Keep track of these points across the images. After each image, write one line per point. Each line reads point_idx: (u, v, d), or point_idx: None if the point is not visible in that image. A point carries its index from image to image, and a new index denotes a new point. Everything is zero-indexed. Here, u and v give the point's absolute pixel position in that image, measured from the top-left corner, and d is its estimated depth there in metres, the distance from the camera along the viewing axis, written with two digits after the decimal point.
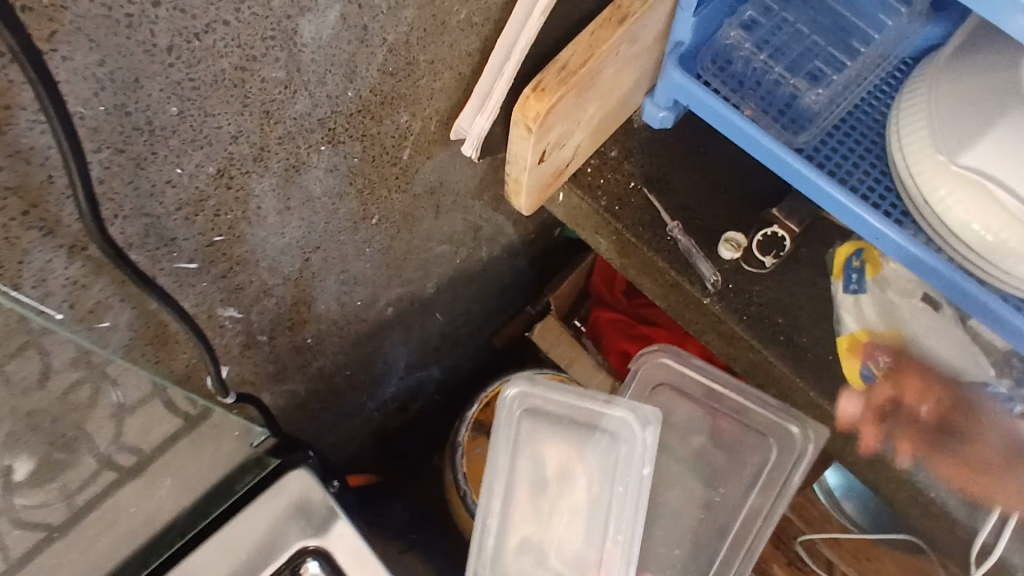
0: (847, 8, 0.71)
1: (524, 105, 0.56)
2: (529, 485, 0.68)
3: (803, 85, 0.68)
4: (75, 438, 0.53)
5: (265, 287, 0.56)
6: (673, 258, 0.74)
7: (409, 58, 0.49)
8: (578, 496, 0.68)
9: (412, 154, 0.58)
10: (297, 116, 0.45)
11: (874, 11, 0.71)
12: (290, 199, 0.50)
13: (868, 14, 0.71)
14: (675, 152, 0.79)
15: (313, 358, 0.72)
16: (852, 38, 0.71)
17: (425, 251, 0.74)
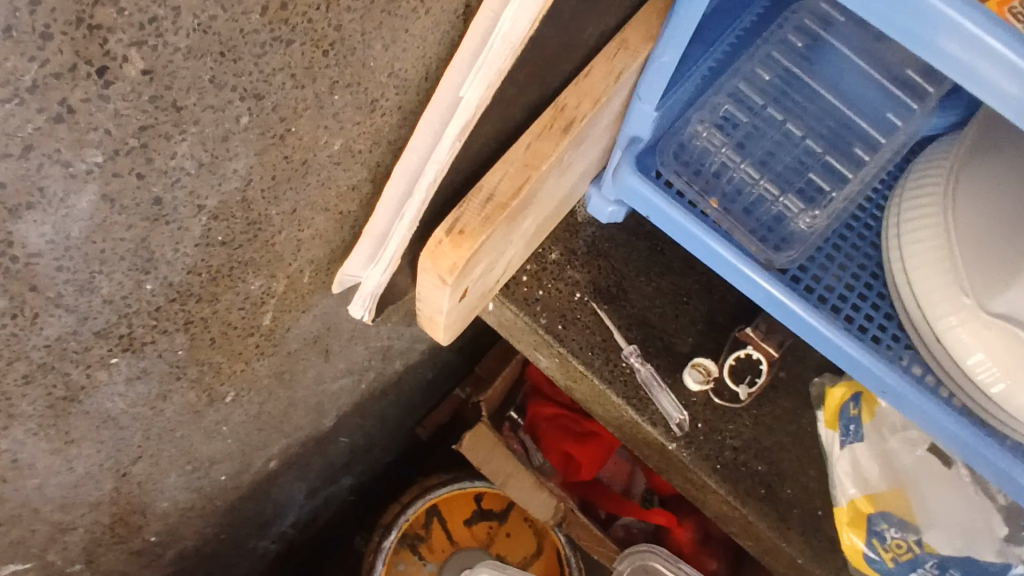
0: (842, 104, 0.60)
1: (435, 252, 0.40)
2: None
3: (795, 205, 0.56)
4: None
5: (58, 524, 0.38)
6: (629, 393, 0.60)
7: (250, 218, 0.32)
8: None
9: (278, 315, 0.41)
10: (49, 342, 0.28)
11: (874, 107, 0.60)
12: (71, 432, 0.33)
13: (868, 111, 0.60)
14: (630, 252, 0.64)
15: (166, 548, 0.54)
16: (851, 140, 0.59)
17: (316, 394, 0.57)
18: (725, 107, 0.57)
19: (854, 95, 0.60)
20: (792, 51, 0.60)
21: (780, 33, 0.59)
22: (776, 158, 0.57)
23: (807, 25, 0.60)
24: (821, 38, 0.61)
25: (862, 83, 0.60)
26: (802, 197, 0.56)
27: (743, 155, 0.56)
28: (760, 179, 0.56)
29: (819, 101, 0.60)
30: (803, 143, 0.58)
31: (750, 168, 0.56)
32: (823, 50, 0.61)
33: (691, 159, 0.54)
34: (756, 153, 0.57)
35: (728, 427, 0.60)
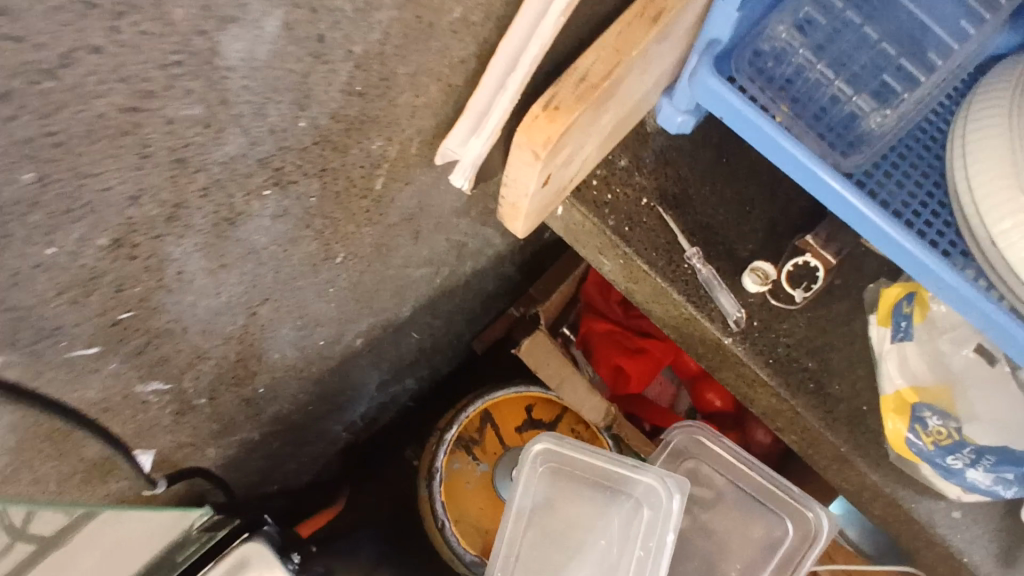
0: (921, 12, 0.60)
1: (531, 127, 0.44)
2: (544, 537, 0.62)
3: (868, 106, 0.58)
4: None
5: (200, 350, 0.44)
6: (690, 291, 0.64)
7: (382, 72, 0.36)
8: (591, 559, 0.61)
9: (387, 182, 0.46)
10: (225, 160, 0.32)
11: (951, 16, 0.60)
12: (225, 255, 0.38)
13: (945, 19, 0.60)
14: (695, 162, 0.67)
15: (267, 406, 0.61)
16: (930, 43, 0.60)
17: (401, 277, 0.63)
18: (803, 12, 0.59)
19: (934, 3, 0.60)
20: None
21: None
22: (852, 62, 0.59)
23: None
24: None
25: None
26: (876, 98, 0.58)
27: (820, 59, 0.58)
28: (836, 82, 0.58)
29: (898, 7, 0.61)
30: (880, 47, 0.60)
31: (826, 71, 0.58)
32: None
33: (762, 64, 0.57)
34: (832, 56, 0.59)
35: (782, 327, 0.63)
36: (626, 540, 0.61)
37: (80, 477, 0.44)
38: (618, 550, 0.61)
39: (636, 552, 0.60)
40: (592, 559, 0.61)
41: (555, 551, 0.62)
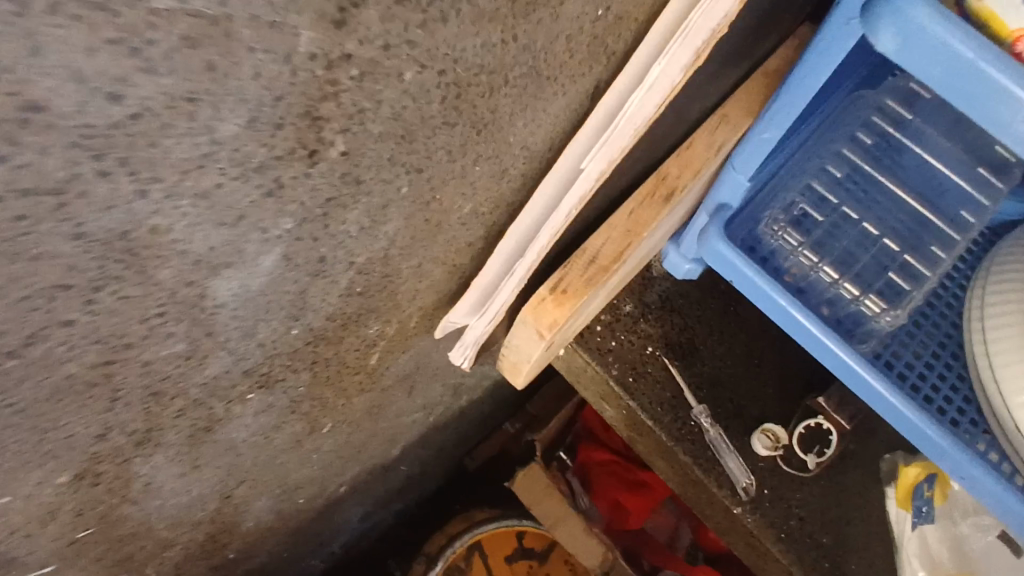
0: (917, 201, 0.56)
1: (537, 307, 0.42)
2: None
3: (876, 305, 0.51)
4: None
5: (166, 540, 0.40)
6: (697, 451, 0.60)
7: (386, 271, 0.34)
8: None
9: (382, 356, 0.44)
10: (207, 380, 0.29)
11: (948, 205, 0.56)
12: (200, 458, 0.35)
13: (943, 209, 0.56)
14: (701, 312, 0.66)
15: (240, 564, 0.56)
16: (952, 203, 0.56)
17: (392, 428, 0.59)
18: (804, 197, 0.53)
19: (930, 194, 0.56)
20: (890, 116, 0.57)
21: (876, 99, 0.56)
22: (855, 257, 0.53)
23: (887, 117, 0.57)
24: (899, 136, 0.57)
25: (935, 180, 0.57)
26: (885, 294, 0.52)
27: (822, 253, 0.52)
28: (840, 279, 0.52)
29: (913, 166, 0.57)
30: (880, 242, 0.54)
31: (829, 267, 0.52)
32: (915, 108, 0.57)
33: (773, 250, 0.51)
34: (849, 237, 0.53)
35: (795, 494, 0.59)
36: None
37: None
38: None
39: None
40: None
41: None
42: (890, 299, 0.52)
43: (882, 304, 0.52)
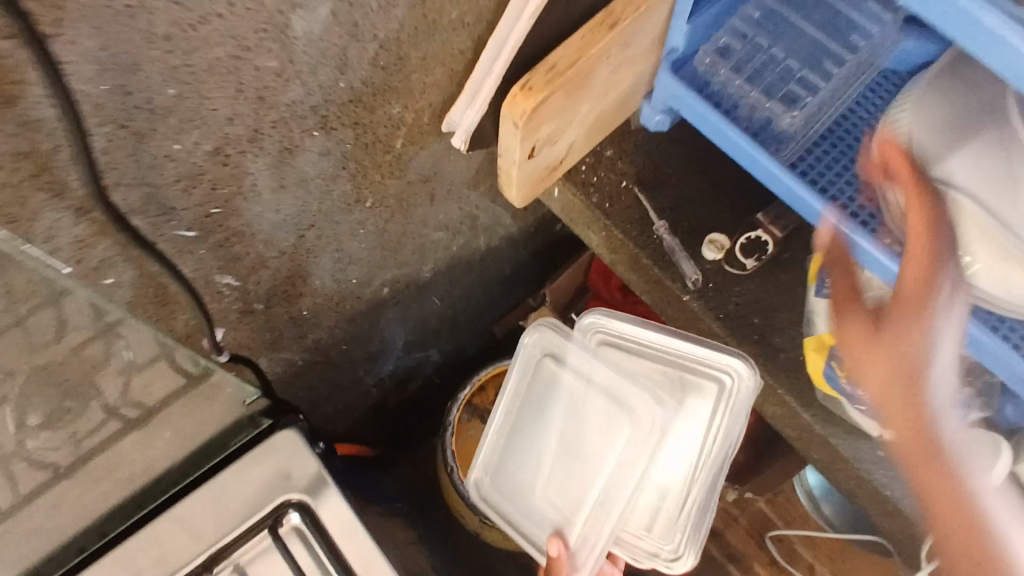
0: (821, 29, 0.70)
1: (512, 102, 0.59)
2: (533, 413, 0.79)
3: (780, 108, 0.67)
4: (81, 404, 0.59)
5: (262, 257, 0.60)
6: (657, 256, 0.77)
7: (400, 54, 0.52)
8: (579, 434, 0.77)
9: (405, 144, 0.62)
10: (290, 103, 0.49)
11: (843, 31, 0.70)
12: (284, 179, 0.54)
13: (840, 34, 0.70)
14: (669, 156, 0.81)
15: (309, 331, 0.77)
16: (847, 31, 0.70)
17: (421, 237, 0.78)
18: (728, 36, 0.68)
19: (834, 23, 0.70)
20: None
21: None
22: (766, 76, 0.68)
23: None
24: None
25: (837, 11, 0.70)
26: (786, 102, 0.67)
27: (740, 75, 0.67)
28: (753, 93, 0.67)
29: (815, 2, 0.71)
30: (787, 63, 0.69)
31: (745, 86, 0.67)
32: None
33: (703, 78, 0.67)
34: (762, 61, 0.68)
35: (735, 289, 0.75)
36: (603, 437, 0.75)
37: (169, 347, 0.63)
38: (603, 436, 0.75)
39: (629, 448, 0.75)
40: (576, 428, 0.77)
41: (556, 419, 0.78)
42: (791, 106, 0.67)
43: (784, 108, 0.67)
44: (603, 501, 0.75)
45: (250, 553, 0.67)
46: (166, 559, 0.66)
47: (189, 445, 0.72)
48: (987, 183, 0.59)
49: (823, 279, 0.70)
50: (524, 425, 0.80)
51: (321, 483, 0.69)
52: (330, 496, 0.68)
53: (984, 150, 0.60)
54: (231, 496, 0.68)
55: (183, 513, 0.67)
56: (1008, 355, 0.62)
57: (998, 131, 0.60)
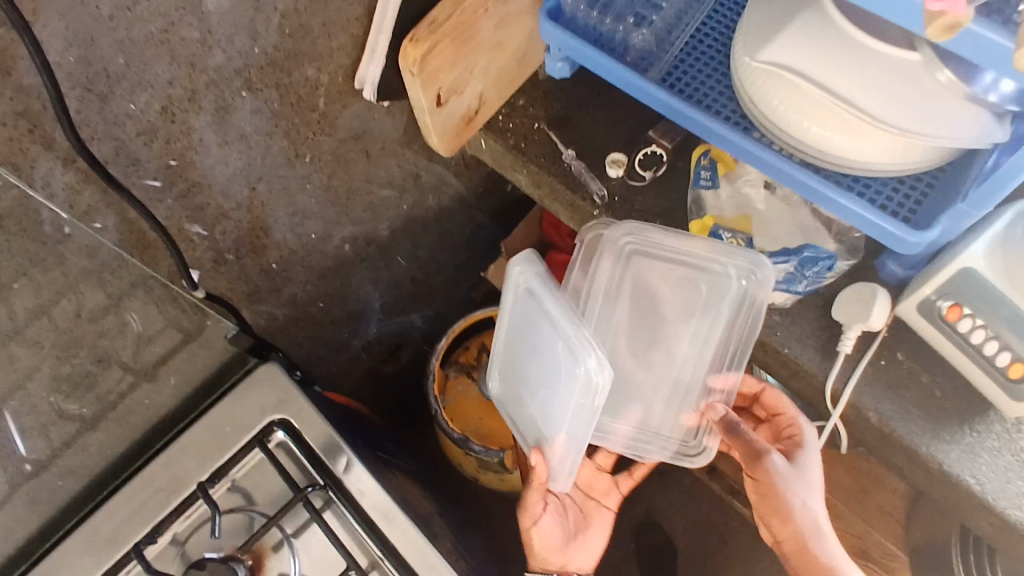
0: None
1: (405, 53, 0.71)
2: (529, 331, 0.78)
3: (634, 30, 0.83)
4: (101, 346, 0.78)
5: (224, 208, 0.74)
6: (568, 180, 0.89)
7: (302, 22, 0.66)
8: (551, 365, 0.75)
9: (327, 103, 0.76)
10: (218, 68, 0.63)
11: None
12: (227, 135, 0.68)
13: None
14: (573, 95, 0.93)
15: (284, 284, 0.91)
16: None
17: (368, 194, 0.92)
18: None
19: None
20: None
21: None
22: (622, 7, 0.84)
23: None
24: None
25: None
26: (639, 23, 0.84)
27: (602, 10, 0.83)
28: (613, 21, 0.83)
29: None
30: None
31: (607, 18, 0.83)
32: None
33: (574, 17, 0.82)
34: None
35: (637, 198, 0.87)
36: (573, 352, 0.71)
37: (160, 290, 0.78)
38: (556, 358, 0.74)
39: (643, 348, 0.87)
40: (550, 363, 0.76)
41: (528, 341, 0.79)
42: (643, 25, 0.84)
43: (638, 28, 0.83)
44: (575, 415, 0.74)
45: (245, 467, 0.81)
46: (178, 478, 0.79)
47: (191, 387, 0.86)
48: (809, 63, 0.71)
49: (700, 171, 0.85)
50: (523, 347, 0.80)
51: (299, 405, 0.82)
52: (308, 415, 0.81)
53: (801, 37, 0.71)
54: (226, 422, 0.81)
55: (191, 442, 0.81)
56: (861, 204, 0.74)
57: (808, 20, 0.71)
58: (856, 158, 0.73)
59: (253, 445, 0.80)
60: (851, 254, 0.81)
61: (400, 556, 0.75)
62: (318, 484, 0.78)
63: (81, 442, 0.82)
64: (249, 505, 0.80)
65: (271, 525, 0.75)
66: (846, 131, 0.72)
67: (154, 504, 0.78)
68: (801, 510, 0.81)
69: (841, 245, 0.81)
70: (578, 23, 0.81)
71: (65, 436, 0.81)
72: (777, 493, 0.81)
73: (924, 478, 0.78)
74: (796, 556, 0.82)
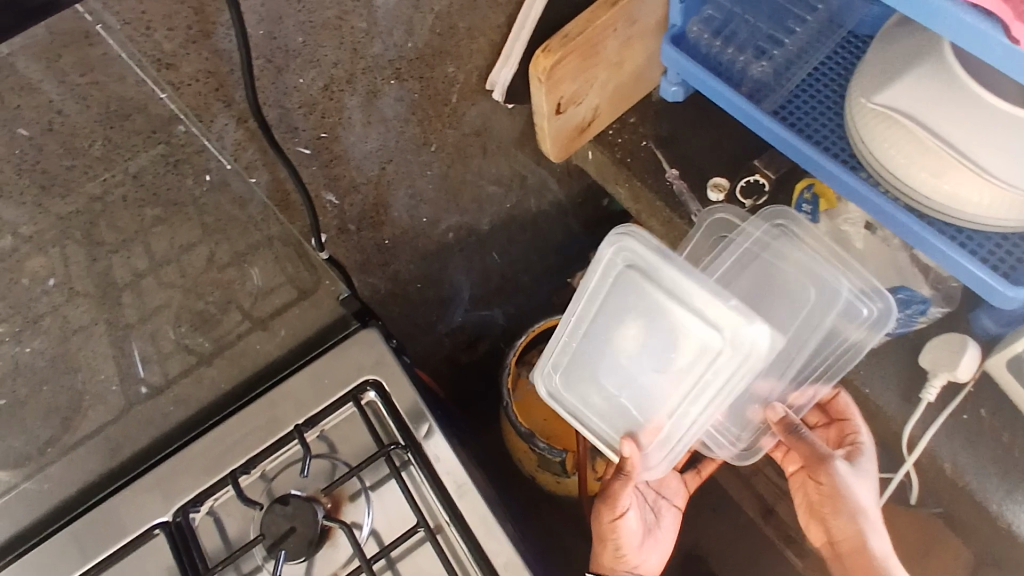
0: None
1: (537, 62, 0.78)
2: (610, 325, 0.75)
3: (756, 60, 0.87)
4: (228, 290, 0.90)
5: (354, 181, 0.83)
6: (669, 198, 0.93)
7: (451, 23, 0.74)
8: (645, 357, 0.74)
9: (459, 99, 0.83)
10: (375, 56, 0.71)
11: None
12: (370, 116, 0.77)
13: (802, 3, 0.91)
14: (684, 118, 0.97)
15: (390, 261, 0.99)
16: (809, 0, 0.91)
17: (478, 188, 0.99)
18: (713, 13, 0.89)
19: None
20: None
21: None
22: (746, 39, 0.88)
23: None
24: None
25: None
26: (761, 55, 0.88)
27: (726, 40, 0.87)
28: (735, 52, 0.87)
29: None
30: (761, 29, 0.89)
31: (730, 47, 0.87)
32: None
33: (696, 44, 0.87)
34: (744, 30, 0.89)
35: None
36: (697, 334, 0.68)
37: (285, 252, 0.92)
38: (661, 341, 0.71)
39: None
40: (645, 353, 0.73)
41: (612, 328, 0.76)
42: (764, 57, 0.87)
43: (759, 60, 0.87)
44: (683, 400, 0.72)
45: (336, 419, 0.87)
46: (276, 421, 0.86)
47: (296, 343, 0.93)
48: (923, 108, 0.72)
49: (803, 205, 0.88)
50: (596, 337, 0.78)
51: (391, 370, 0.88)
52: (399, 381, 0.88)
53: (920, 82, 0.73)
54: (324, 376, 0.89)
55: (292, 388, 0.88)
56: (962, 253, 0.74)
57: (929, 64, 0.73)
58: (962, 207, 0.74)
59: (346, 401, 0.87)
60: (946, 302, 0.83)
61: (465, 525, 0.80)
62: (400, 444, 0.84)
63: (195, 377, 0.90)
64: (332, 454, 0.86)
65: (354, 473, 0.81)
66: (957, 179, 0.72)
67: (252, 440, 0.85)
68: (857, 521, 0.77)
69: (937, 291, 0.83)
70: (699, 50, 0.87)
71: (180, 368, 0.90)
72: (839, 497, 0.77)
73: (994, 537, 0.77)
74: (853, 555, 0.77)
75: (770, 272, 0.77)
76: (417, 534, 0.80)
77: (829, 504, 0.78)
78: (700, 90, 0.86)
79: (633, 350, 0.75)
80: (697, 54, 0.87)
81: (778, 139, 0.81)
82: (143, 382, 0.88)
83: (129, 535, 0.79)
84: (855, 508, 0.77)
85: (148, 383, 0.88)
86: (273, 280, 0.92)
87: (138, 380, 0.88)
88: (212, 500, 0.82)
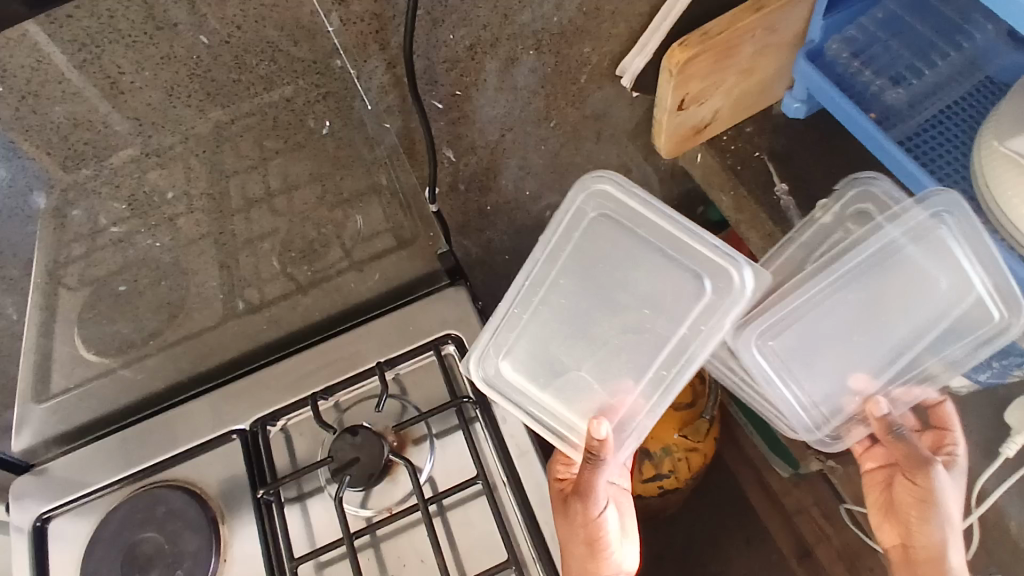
0: (930, 32, 0.90)
1: (672, 55, 0.80)
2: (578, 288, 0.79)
3: (888, 88, 0.86)
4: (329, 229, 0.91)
5: (474, 143, 0.87)
6: (773, 211, 0.93)
7: (598, 4, 0.77)
8: (620, 314, 0.78)
9: (587, 80, 0.86)
10: (521, 25, 0.75)
11: (949, 37, 0.89)
12: (503, 83, 0.80)
13: (945, 40, 0.89)
14: (802, 136, 0.96)
15: (487, 227, 1.03)
16: (953, 38, 0.89)
17: (584, 172, 1.01)
18: (854, 35, 0.88)
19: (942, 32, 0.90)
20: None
21: None
22: (882, 65, 0.88)
23: None
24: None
25: (944, 21, 0.90)
26: (894, 84, 0.87)
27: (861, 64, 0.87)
28: (868, 76, 0.87)
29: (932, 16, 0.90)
30: (899, 58, 0.88)
31: (864, 72, 0.87)
32: None
33: (830, 63, 0.87)
34: (881, 57, 0.88)
35: None
36: (676, 287, 0.75)
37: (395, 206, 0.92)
38: (628, 309, 0.78)
39: (844, 330, 0.83)
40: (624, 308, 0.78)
41: (580, 289, 0.78)
42: (897, 88, 0.87)
43: (891, 89, 0.86)
44: (670, 350, 0.76)
45: (413, 365, 0.90)
46: (358, 357, 0.91)
47: (386, 287, 0.98)
48: None
49: None
50: (557, 308, 0.80)
51: (474, 328, 0.91)
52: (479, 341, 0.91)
53: None
54: (409, 324, 0.93)
55: (377, 329, 0.93)
56: None
57: None
58: None
59: (427, 348, 0.90)
60: None
61: (522, 487, 0.82)
62: (472, 398, 0.86)
63: (293, 300, 0.96)
64: (404, 396, 0.88)
65: (425, 418, 0.83)
66: None
67: (334, 370, 0.90)
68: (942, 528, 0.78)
69: None
70: (832, 69, 0.86)
71: (279, 291, 0.94)
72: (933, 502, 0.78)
73: None
74: (927, 564, 0.77)
75: (907, 263, 0.81)
76: (475, 486, 0.82)
77: (917, 509, 0.80)
78: (827, 108, 0.85)
79: (607, 311, 0.78)
80: (828, 73, 0.86)
81: (899, 168, 0.79)
82: (243, 300, 0.93)
83: (212, 434, 0.86)
84: (946, 518, 0.78)
85: (246, 301, 0.93)
86: (376, 227, 0.93)
87: (238, 298, 0.93)
88: (287, 418, 0.87)
